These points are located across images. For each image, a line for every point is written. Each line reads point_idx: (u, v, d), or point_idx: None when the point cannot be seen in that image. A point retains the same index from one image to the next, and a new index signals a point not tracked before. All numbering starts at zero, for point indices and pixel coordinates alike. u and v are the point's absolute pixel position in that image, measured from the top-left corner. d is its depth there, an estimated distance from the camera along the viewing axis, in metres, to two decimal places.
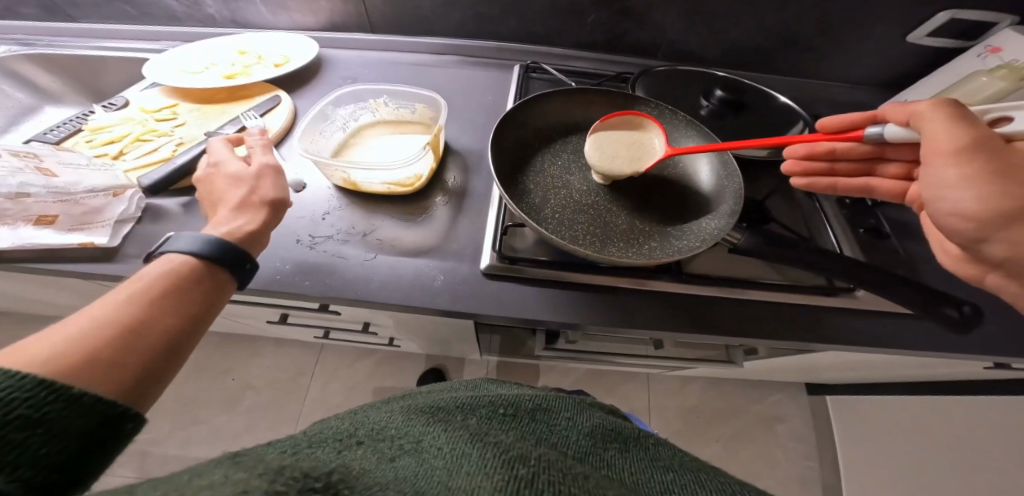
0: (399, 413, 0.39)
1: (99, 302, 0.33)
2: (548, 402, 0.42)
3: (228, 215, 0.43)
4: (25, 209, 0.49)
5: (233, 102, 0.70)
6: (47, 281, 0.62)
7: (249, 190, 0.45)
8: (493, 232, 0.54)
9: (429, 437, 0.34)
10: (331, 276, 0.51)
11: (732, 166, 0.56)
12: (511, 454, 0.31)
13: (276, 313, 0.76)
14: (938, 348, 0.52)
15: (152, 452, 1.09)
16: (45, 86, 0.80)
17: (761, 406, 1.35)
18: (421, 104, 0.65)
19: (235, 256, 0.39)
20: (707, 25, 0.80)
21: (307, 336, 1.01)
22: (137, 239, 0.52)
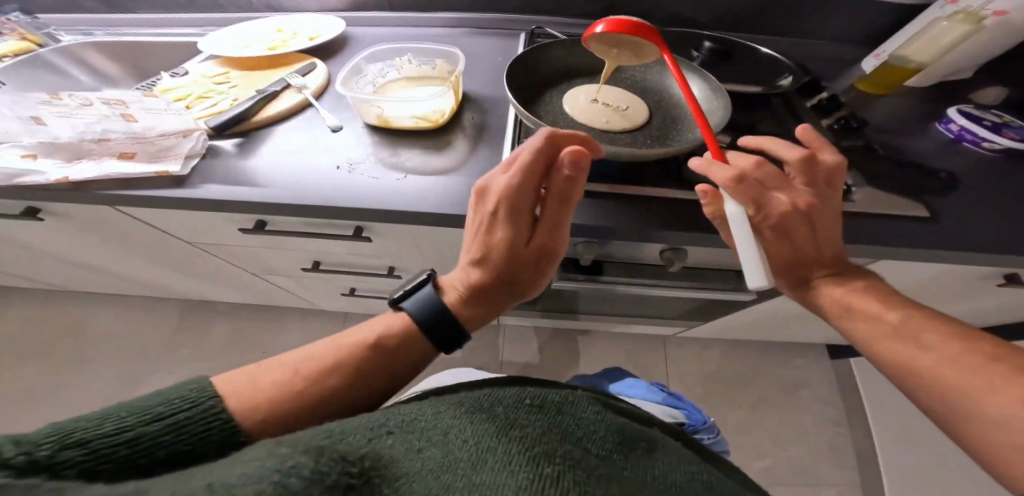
0: (435, 403, 0.43)
1: (307, 355, 0.45)
2: (572, 403, 0.45)
3: (470, 295, 0.50)
4: (109, 149, 0.59)
5: (275, 69, 0.79)
6: (111, 227, 0.69)
7: (466, 280, 0.51)
8: (509, 151, 0.62)
9: (456, 429, 0.37)
10: (370, 192, 0.59)
11: (716, 82, 0.62)
12: (536, 451, 0.34)
13: (309, 261, 0.79)
14: (917, 242, 0.58)
15: None
16: (107, 71, 0.91)
17: (785, 371, 1.37)
18: (441, 60, 0.74)
19: (447, 343, 0.48)
20: None
21: (339, 301, 1.07)
22: (200, 170, 0.59)
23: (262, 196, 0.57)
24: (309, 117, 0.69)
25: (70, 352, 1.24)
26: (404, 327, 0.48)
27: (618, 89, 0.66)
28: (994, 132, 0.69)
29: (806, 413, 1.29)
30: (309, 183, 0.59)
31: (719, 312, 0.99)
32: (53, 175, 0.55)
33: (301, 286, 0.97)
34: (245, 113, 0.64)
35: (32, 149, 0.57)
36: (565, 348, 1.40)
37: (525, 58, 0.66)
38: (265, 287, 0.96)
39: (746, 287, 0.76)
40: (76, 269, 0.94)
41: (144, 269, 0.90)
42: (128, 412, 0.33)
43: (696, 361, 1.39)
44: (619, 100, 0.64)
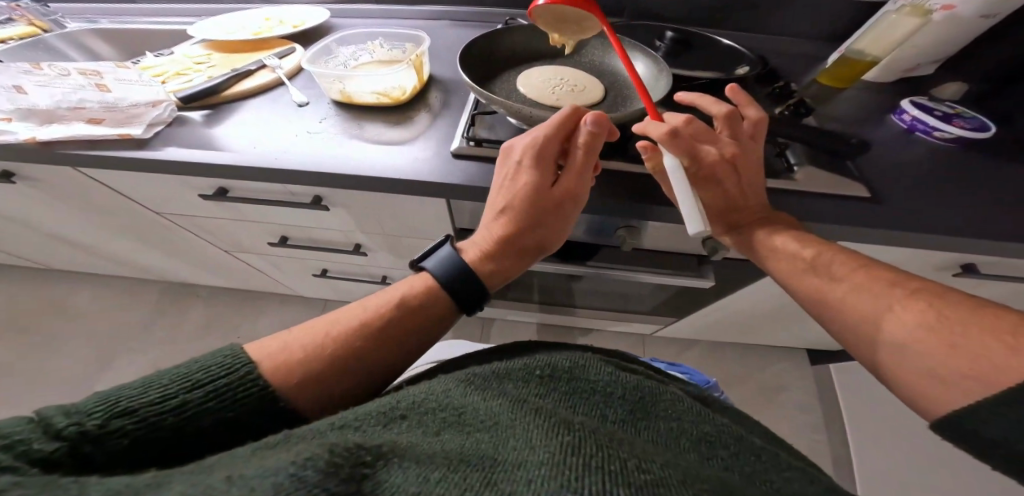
0: (442, 385, 0.44)
1: (334, 318, 0.46)
2: (582, 368, 0.46)
3: (493, 250, 0.51)
4: (81, 116, 0.62)
5: (256, 52, 0.83)
6: (80, 195, 0.72)
7: (492, 233, 0.51)
8: (463, 125, 0.63)
9: (471, 413, 0.37)
10: (324, 160, 0.61)
11: (666, 63, 0.63)
12: (555, 423, 0.33)
13: (276, 235, 0.83)
14: (860, 222, 0.57)
15: None
16: (106, 57, 0.94)
17: (764, 375, 1.35)
18: (410, 44, 0.76)
19: (462, 298, 0.49)
20: None
21: (313, 283, 1.08)
22: (163, 135, 0.62)
23: (219, 159, 0.60)
24: (279, 94, 0.72)
25: (57, 328, 1.28)
26: (417, 287, 0.49)
27: (575, 72, 0.68)
28: (944, 122, 0.69)
29: (783, 418, 1.27)
30: (266, 150, 0.61)
31: (687, 305, 0.99)
32: (23, 135, 0.58)
33: (272, 267, 0.99)
34: (215, 87, 0.67)
35: (8, 114, 0.61)
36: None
37: (485, 41, 0.68)
38: (237, 264, 0.98)
39: (704, 272, 0.73)
40: (55, 242, 0.98)
41: (119, 243, 0.93)
42: (171, 379, 0.35)
43: (676, 361, 1.37)
44: (573, 82, 0.66)
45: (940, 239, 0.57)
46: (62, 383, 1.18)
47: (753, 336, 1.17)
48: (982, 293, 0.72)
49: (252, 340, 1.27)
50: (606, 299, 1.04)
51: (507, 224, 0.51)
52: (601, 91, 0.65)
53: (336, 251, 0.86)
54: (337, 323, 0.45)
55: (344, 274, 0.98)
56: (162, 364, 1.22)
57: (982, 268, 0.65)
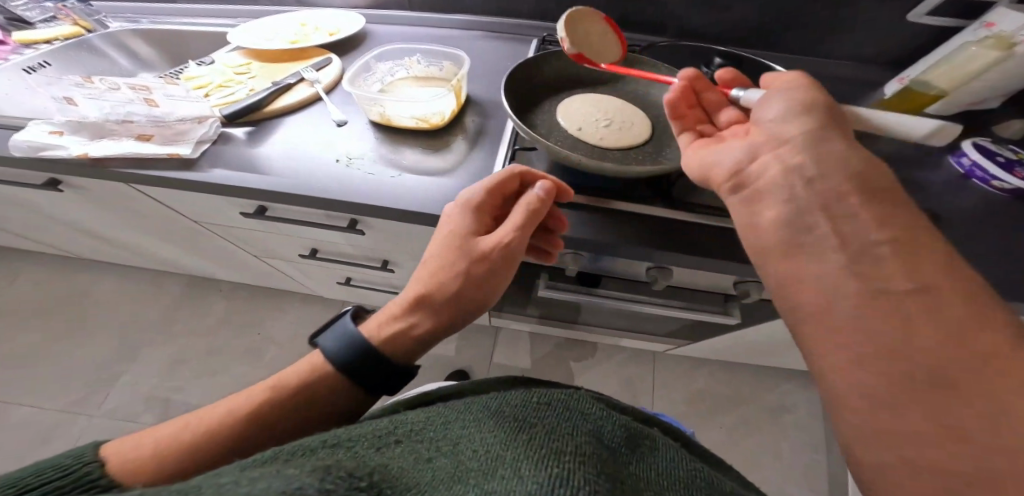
0: (437, 415, 0.43)
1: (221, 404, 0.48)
2: (576, 397, 0.45)
3: (406, 309, 0.52)
4: (131, 130, 0.61)
5: (294, 62, 0.82)
6: (118, 201, 0.73)
7: (410, 290, 0.53)
8: (503, 158, 0.63)
9: (464, 439, 0.37)
10: (363, 187, 0.61)
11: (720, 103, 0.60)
12: (546, 451, 0.33)
13: (305, 247, 0.84)
14: None
15: (173, 399, 1.18)
16: (145, 55, 0.95)
17: (773, 396, 1.34)
18: (449, 62, 0.75)
19: (368, 361, 0.49)
20: (712, 6, 0.87)
21: (333, 288, 1.09)
22: (209, 155, 0.61)
23: (263, 184, 0.60)
24: (317, 111, 0.71)
25: (86, 316, 1.31)
26: (320, 362, 0.50)
27: (619, 105, 0.66)
28: (1005, 170, 0.66)
29: (789, 441, 1.27)
30: (308, 175, 0.61)
31: (704, 333, 0.99)
32: (75, 150, 0.58)
33: (295, 272, 1.01)
34: (256, 104, 0.67)
35: (60, 127, 0.60)
36: (553, 355, 1.41)
37: (525, 69, 0.67)
38: (262, 266, 1.00)
39: (731, 310, 0.73)
40: (88, 237, 0.99)
41: (154, 243, 0.96)
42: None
43: (686, 379, 1.37)
44: (617, 118, 0.64)
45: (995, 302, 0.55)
46: (89, 371, 1.22)
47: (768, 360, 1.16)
48: None
49: (269, 337, 1.29)
50: (624, 322, 1.04)
51: (422, 281, 0.53)
52: (647, 127, 0.63)
53: (359, 264, 0.86)
54: (250, 400, 0.48)
55: (366, 284, 1.00)
56: (185, 357, 1.25)
57: None
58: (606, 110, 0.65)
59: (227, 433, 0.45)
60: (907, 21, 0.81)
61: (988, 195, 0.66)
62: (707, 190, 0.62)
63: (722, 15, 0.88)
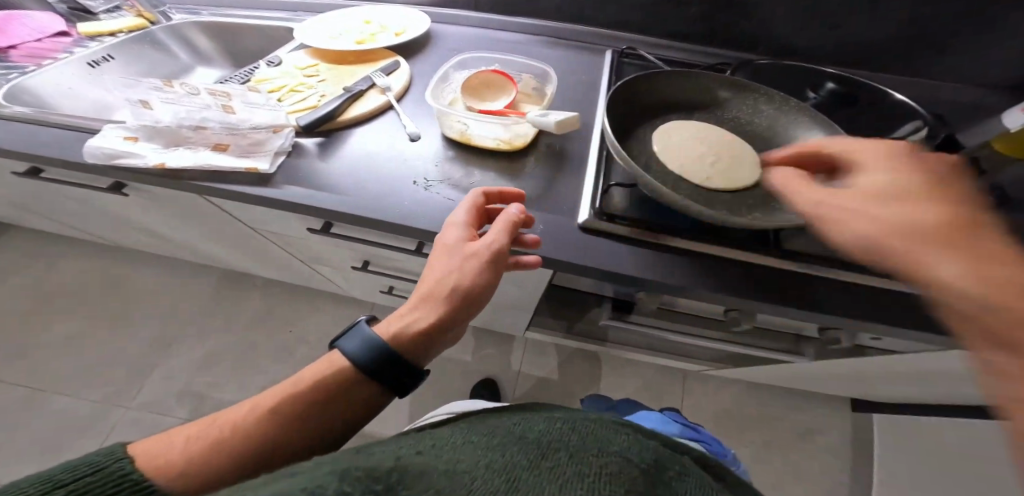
0: (465, 432, 0.42)
1: (254, 400, 0.46)
2: (598, 426, 0.44)
3: (414, 308, 0.50)
4: (205, 138, 0.56)
5: (361, 64, 0.77)
6: (173, 201, 0.69)
7: (418, 289, 0.50)
8: (593, 190, 0.59)
9: (487, 456, 0.36)
10: (445, 213, 0.56)
11: (849, 148, 0.53)
12: (567, 479, 0.32)
13: (359, 259, 0.79)
14: None
15: (210, 394, 1.13)
16: (200, 47, 0.91)
17: None
18: (528, 75, 0.71)
19: (376, 365, 0.46)
20: (815, 21, 0.79)
21: (372, 295, 1.04)
22: (286, 169, 0.57)
23: (340, 204, 0.55)
24: (390, 121, 0.67)
25: (119, 305, 1.28)
26: (339, 361, 0.48)
27: (724, 137, 0.60)
28: None
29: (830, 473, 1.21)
30: (387, 197, 0.57)
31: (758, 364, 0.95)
32: (152, 160, 0.53)
33: (340, 279, 0.96)
34: (334, 113, 0.62)
35: (133, 133, 0.55)
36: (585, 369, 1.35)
37: (631, 85, 0.61)
38: (306, 271, 0.95)
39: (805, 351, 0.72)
40: (131, 229, 0.93)
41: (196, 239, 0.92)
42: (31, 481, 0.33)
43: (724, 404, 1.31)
44: (725, 153, 0.58)
45: None
46: (122, 363, 1.18)
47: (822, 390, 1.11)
48: None
49: (299, 336, 1.21)
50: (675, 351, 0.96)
51: (428, 281, 0.50)
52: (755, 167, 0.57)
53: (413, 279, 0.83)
54: (274, 397, 0.45)
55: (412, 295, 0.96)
56: (213, 355, 1.18)
57: None
58: (711, 144, 0.58)
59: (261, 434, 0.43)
60: None
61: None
62: (815, 238, 0.57)
63: (824, 31, 0.80)
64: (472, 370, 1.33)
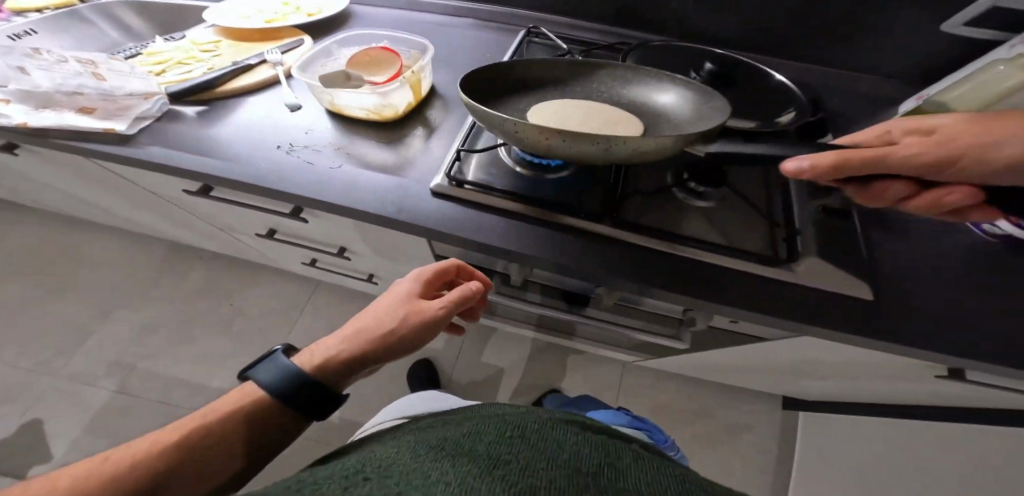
0: (403, 451, 0.40)
1: (152, 436, 0.45)
2: (548, 428, 0.43)
3: (337, 341, 0.53)
4: (76, 102, 0.61)
5: (266, 42, 0.80)
6: (80, 170, 0.77)
7: (348, 324, 0.54)
8: (449, 158, 0.61)
9: (437, 470, 0.34)
10: (299, 177, 0.59)
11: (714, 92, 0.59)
12: (520, 486, 0.32)
13: (264, 228, 0.84)
14: (856, 329, 0.53)
15: (137, 367, 1.26)
16: (133, 26, 0.93)
17: (732, 412, 1.31)
18: (414, 51, 0.73)
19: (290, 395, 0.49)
20: (717, 4, 0.79)
21: (296, 266, 1.09)
22: (149, 131, 0.61)
23: (196, 164, 0.58)
24: (277, 94, 0.69)
25: (88, 275, 1.41)
26: (255, 390, 0.50)
27: (592, 108, 0.62)
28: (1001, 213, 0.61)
29: (745, 459, 1.25)
30: (247, 158, 0.60)
31: (666, 350, 1.01)
32: (16, 119, 0.58)
33: (264, 249, 1.01)
34: (212, 82, 0.66)
35: (8, 95, 0.60)
36: (519, 349, 1.40)
37: (499, 68, 0.64)
38: (232, 241, 1.02)
39: (681, 335, 0.79)
40: (81, 203, 1.04)
41: (127, 208, 0.97)
42: None
43: (652, 389, 1.35)
44: (597, 120, 0.59)
45: (937, 356, 0.52)
46: (85, 328, 1.32)
47: (737, 378, 1.13)
48: (971, 397, 0.66)
49: (240, 310, 1.36)
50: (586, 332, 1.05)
51: (360, 321, 0.54)
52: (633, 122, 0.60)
53: (320, 248, 0.88)
54: (182, 428, 0.46)
55: (332, 267, 1.02)
56: (163, 323, 1.34)
57: (975, 374, 0.60)
58: (576, 111, 0.61)
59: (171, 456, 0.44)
60: (940, 32, 0.71)
61: (977, 240, 0.62)
62: (665, 212, 0.60)
63: (728, 14, 0.80)
64: None
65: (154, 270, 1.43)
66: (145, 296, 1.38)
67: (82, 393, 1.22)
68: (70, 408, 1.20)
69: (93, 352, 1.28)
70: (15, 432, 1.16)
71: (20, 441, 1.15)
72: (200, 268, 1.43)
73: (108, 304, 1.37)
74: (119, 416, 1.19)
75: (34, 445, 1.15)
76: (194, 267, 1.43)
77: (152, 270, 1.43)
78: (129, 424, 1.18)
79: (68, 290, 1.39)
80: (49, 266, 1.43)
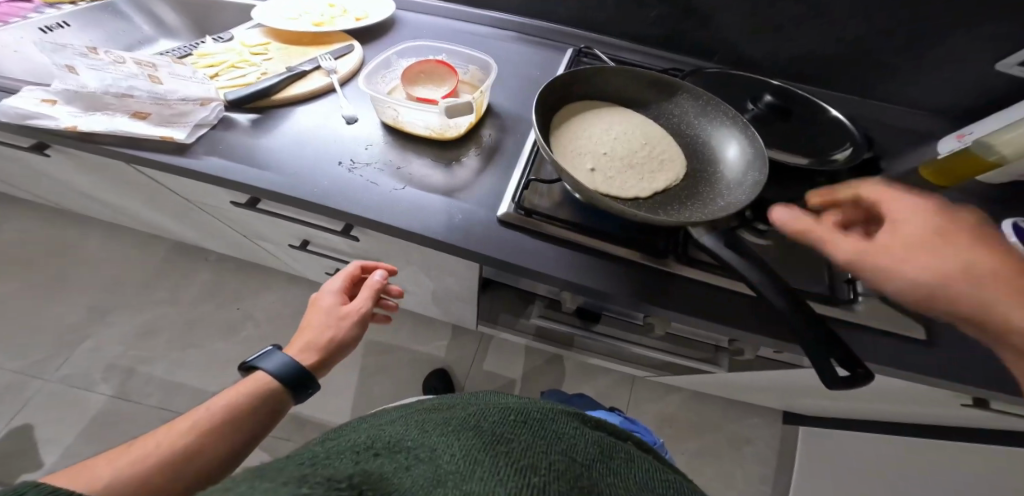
0: (411, 428, 0.40)
1: (176, 427, 0.47)
2: (549, 418, 0.44)
3: (322, 334, 0.60)
4: (127, 105, 0.59)
5: (315, 46, 0.79)
6: (111, 173, 0.74)
7: (337, 315, 0.61)
8: (516, 185, 0.60)
9: (442, 446, 0.35)
10: (361, 195, 0.58)
11: (759, 143, 0.55)
12: (521, 463, 0.33)
13: (297, 238, 0.82)
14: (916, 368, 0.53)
15: (138, 370, 1.22)
16: (167, 21, 0.93)
17: (737, 425, 1.33)
18: (474, 67, 0.72)
19: (299, 382, 0.55)
20: (781, 36, 0.78)
21: (315, 274, 1.06)
22: (207, 140, 0.59)
23: (254, 178, 0.57)
24: (330, 103, 0.68)
25: (87, 273, 1.36)
26: (262, 379, 0.54)
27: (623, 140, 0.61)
28: None
29: (747, 470, 1.28)
30: (306, 174, 0.58)
31: (689, 370, 1.01)
32: (65, 122, 0.56)
33: (285, 257, 0.99)
34: (268, 90, 0.64)
35: (53, 95, 0.58)
36: (529, 360, 1.38)
37: (567, 75, 0.63)
38: (251, 246, 0.99)
39: (720, 361, 0.81)
40: (83, 198, 0.98)
41: (148, 211, 0.94)
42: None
43: (659, 402, 1.36)
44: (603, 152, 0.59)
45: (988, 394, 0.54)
46: (82, 327, 1.27)
47: (747, 396, 1.15)
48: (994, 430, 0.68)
49: (247, 314, 1.33)
50: (610, 352, 1.05)
51: (331, 318, 0.61)
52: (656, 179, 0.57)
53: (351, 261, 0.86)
54: (197, 417, 0.48)
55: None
56: (167, 324, 1.29)
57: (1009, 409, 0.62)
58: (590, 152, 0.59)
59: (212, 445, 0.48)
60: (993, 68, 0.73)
61: None
62: None
63: (787, 42, 0.79)
64: (418, 356, 1.35)
65: (158, 269, 1.38)
66: (147, 295, 1.34)
67: (81, 396, 1.17)
68: (66, 412, 1.15)
69: (93, 354, 1.24)
70: (9, 436, 1.11)
71: (14, 445, 1.10)
72: (206, 269, 1.39)
73: (108, 304, 1.32)
74: (119, 421, 1.15)
75: (29, 450, 1.10)
76: (200, 267, 1.39)
77: (156, 269, 1.38)
78: (128, 431, 1.14)
79: (67, 287, 1.33)
80: (45, 261, 1.37)
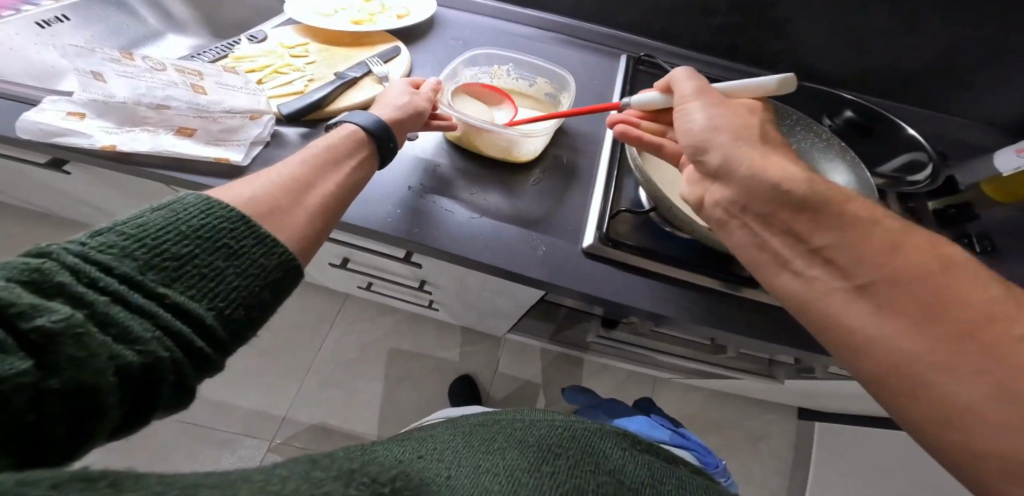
0: (457, 441, 0.44)
1: (283, 164, 0.42)
2: (593, 437, 0.46)
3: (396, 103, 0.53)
4: (168, 120, 0.51)
5: (358, 47, 0.72)
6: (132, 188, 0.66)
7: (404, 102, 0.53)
8: (599, 215, 0.56)
9: (490, 463, 0.38)
10: (437, 226, 0.54)
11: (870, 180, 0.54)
12: (568, 486, 0.36)
13: (338, 256, 0.76)
14: None
15: None
16: (176, 14, 0.84)
17: (758, 424, 1.34)
18: (540, 79, 0.68)
19: (386, 136, 0.49)
20: (849, 46, 0.75)
21: (342, 287, 0.99)
22: (261, 160, 0.53)
23: None
24: None
25: None
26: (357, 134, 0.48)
27: None
28: None
29: (768, 468, 1.29)
30: (376, 204, 0.54)
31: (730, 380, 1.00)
32: (101, 141, 0.49)
33: (313, 271, 0.92)
34: (322, 102, 0.57)
35: (80, 107, 0.50)
36: (556, 365, 1.34)
37: None
38: None
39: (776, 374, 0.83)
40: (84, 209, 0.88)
41: None
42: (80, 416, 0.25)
43: (682, 403, 1.35)
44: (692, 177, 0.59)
45: None
46: None
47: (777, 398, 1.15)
48: None
49: None
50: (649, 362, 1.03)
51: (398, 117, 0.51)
52: None
53: (393, 278, 0.81)
54: (304, 156, 0.43)
55: (389, 292, 0.93)
56: None
57: None
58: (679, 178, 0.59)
59: (339, 207, 0.43)
60: None
61: None
62: None
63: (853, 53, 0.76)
64: (440, 363, 1.29)
65: None
66: None
67: None
68: None
69: None
70: None
71: None
72: None
73: None
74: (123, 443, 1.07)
75: None
76: None
77: None
78: (148, 450, 1.07)
79: None
80: None
